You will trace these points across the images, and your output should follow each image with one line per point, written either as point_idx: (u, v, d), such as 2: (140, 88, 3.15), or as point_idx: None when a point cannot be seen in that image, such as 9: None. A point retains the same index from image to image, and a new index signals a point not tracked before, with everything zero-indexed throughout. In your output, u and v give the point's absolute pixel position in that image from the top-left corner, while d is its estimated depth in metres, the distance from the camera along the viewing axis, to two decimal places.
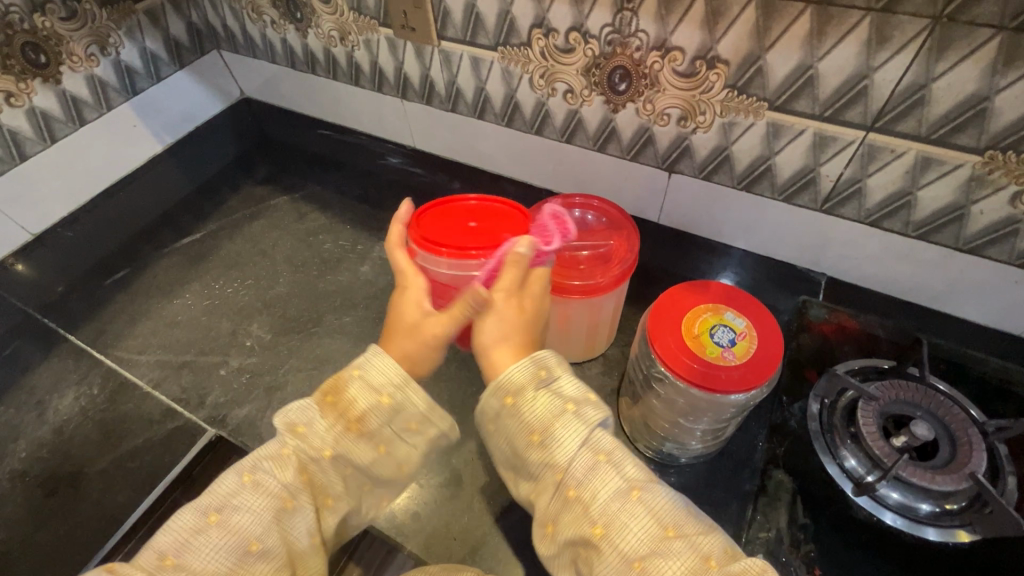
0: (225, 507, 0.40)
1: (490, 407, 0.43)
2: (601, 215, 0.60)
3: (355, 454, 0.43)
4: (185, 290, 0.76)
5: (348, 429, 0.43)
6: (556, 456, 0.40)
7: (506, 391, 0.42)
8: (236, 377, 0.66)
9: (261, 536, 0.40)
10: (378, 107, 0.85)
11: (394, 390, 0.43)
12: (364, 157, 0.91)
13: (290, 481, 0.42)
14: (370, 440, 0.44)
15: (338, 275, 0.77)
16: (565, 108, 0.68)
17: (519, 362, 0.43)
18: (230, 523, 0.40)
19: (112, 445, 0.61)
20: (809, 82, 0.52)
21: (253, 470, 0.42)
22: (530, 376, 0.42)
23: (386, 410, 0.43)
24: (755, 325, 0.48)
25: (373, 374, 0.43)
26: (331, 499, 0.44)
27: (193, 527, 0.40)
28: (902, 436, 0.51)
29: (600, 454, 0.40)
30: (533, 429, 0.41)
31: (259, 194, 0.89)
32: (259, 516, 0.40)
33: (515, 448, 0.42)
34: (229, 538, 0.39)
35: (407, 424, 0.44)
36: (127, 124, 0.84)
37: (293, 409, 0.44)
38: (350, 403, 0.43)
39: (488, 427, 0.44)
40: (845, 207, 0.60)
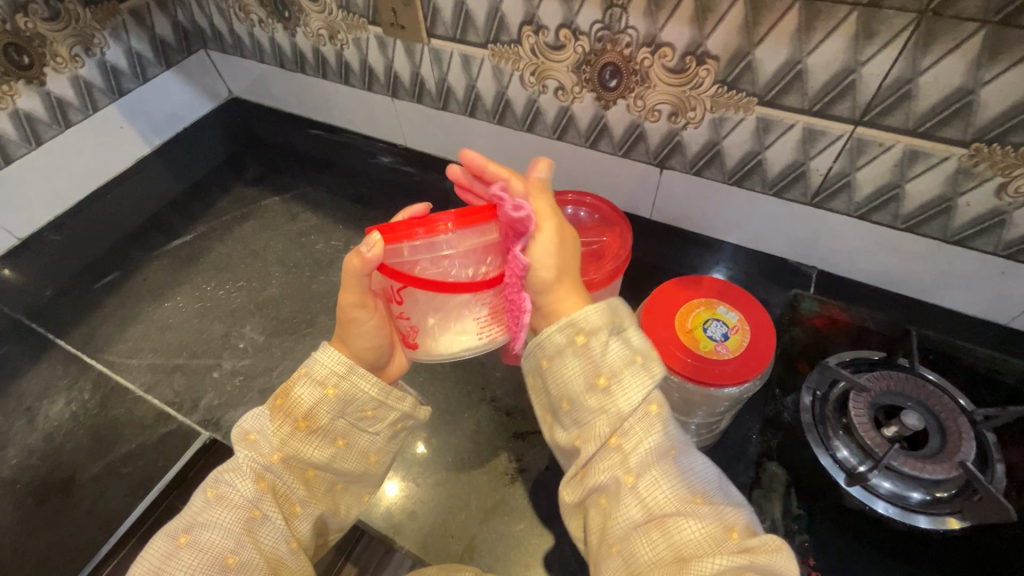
0: (194, 526, 0.42)
1: (553, 343, 0.42)
2: (594, 211, 0.59)
3: (311, 453, 0.45)
4: (176, 293, 0.75)
5: (299, 426, 0.44)
6: (615, 403, 0.40)
7: (578, 329, 0.41)
8: (229, 379, 0.65)
9: (235, 551, 0.41)
10: (368, 106, 0.84)
11: (340, 380, 0.45)
12: (356, 156, 0.91)
13: (251, 492, 0.42)
14: (323, 436, 0.45)
15: (331, 275, 0.75)
16: (556, 106, 0.68)
17: (591, 307, 0.41)
18: (200, 541, 0.41)
19: (104, 450, 0.61)
20: (797, 77, 0.52)
21: (216, 483, 0.43)
22: (605, 321, 0.41)
23: (333, 402, 0.45)
24: (749, 334, 0.45)
25: (316, 369, 0.45)
26: (296, 505, 0.45)
27: (164, 551, 0.41)
28: (893, 426, 0.51)
29: (652, 407, 0.40)
30: (601, 372, 0.40)
31: (250, 195, 0.89)
32: (231, 531, 0.41)
33: (572, 388, 0.41)
34: (203, 556, 0.40)
35: (362, 412, 0.46)
36: (114, 125, 0.83)
37: (246, 418, 0.45)
38: (298, 402, 0.45)
39: (543, 364, 0.43)
40: (835, 200, 0.60)
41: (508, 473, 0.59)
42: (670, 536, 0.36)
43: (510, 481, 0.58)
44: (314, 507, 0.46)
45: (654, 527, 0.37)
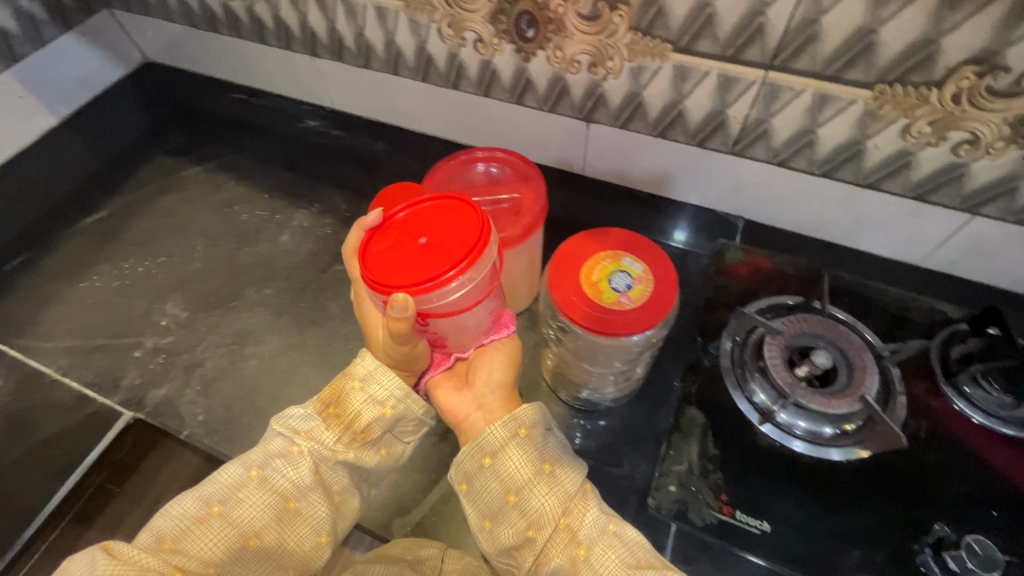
0: (229, 499, 0.44)
1: (497, 438, 0.45)
2: (506, 166, 0.57)
3: (362, 459, 0.47)
4: (93, 271, 0.70)
5: (356, 439, 0.47)
6: (560, 486, 0.44)
7: (520, 423, 0.46)
8: (152, 357, 0.62)
9: (258, 535, 0.44)
10: (289, 65, 0.80)
11: (398, 402, 0.46)
12: (283, 120, 0.86)
13: (298, 482, 0.45)
14: (373, 446, 0.48)
15: (257, 246, 0.71)
16: (477, 60, 0.66)
17: (529, 405, 0.47)
18: (232, 514, 0.43)
19: (22, 436, 0.58)
20: (708, 20, 0.51)
21: (263, 467, 0.45)
22: (541, 415, 0.47)
23: (389, 419, 0.47)
24: (653, 284, 0.43)
25: (375, 389, 0.46)
26: (337, 495, 0.47)
27: (197, 516, 0.43)
28: (804, 365, 0.54)
29: (586, 484, 0.46)
30: (545, 459, 0.45)
31: (170, 165, 0.84)
32: (265, 511, 0.44)
33: (519, 477, 0.44)
34: (230, 530, 0.43)
35: (406, 428, 0.48)
36: (11, 95, 0.77)
37: (295, 414, 0.47)
38: (355, 416, 0.46)
39: (484, 463, 0.45)
40: (754, 148, 0.61)
41: (439, 432, 0.60)
42: None
43: (440, 440, 0.60)
44: (343, 506, 0.48)
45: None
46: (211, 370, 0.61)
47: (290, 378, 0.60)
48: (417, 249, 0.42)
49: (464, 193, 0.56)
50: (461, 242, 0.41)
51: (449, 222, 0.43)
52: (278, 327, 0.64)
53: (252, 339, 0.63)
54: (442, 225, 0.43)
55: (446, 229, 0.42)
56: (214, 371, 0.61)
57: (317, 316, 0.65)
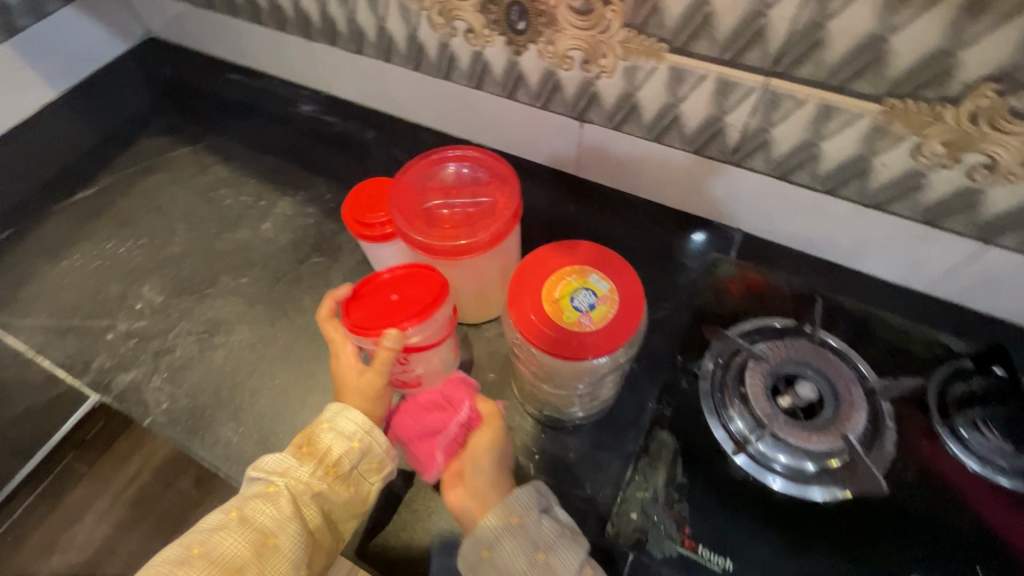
0: (209, 540, 0.43)
1: (490, 528, 0.46)
2: (479, 167, 0.54)
3: (333, 493, 0.47)
4: (75, 250, 0.70)
5: (327, 472, 0.47)
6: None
7: (512, 512, 0.46)
8: (123, 341, 0.62)
9: (240, 572, 0.42)
10: (283, 47, 0.79)
11: (364, 435, 0.48)
12: (276, 103, 0.85)
13: (276, 515, 0.44)
14: (344, 480, 0.48)
15: (237, 233, 0.70)
16: (468, 51, 0.63)
17: (519, 490, 0.47)
18: (212, 553, 0.42)
19: None
20: (705, 20, 0.47)
21: (240, 507, 0.45)
22: (534, 500, 0.47)
23: (357, 452, 0.48)
24: (617, 305, 0.41)
25: (344, 425, 0.48)
26: (315, 531, 0.46)
27: (177, 560, 0.42)
28: (788, 396, 0.51)
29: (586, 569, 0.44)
30: (539, 547, 0.45)
31: (161, 144, 0.83)
32: (246, 548, 0.43)
33: (515, 567, 0.44)
34: (213, 569, 0.42)
35: (370, 466, 0.49)
36: (11, 68, 0.76)
37: (269, 459, 0.48)
38: (326, 450, 0.47)
39: (482, 556, 0.45)
40: (753, 158, 0.57)
41: None
42: None
43: None
44: (325, 541, 0.47)
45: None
46: (180, 358, 0.61)
47: (256, 370, 0.59)
48: (391, 304, 0.50)
49: (436, 195, 0.54)
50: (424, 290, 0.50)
51: (410, 279, 0.51)
52: (250, 317, 0.63)
53: (223, 329, 0.62)
54: (409, 282, 0.51)
55: (411, 285, 0.51)
56: (183, 359, 0.61)
57: (290, 308, 0.64)
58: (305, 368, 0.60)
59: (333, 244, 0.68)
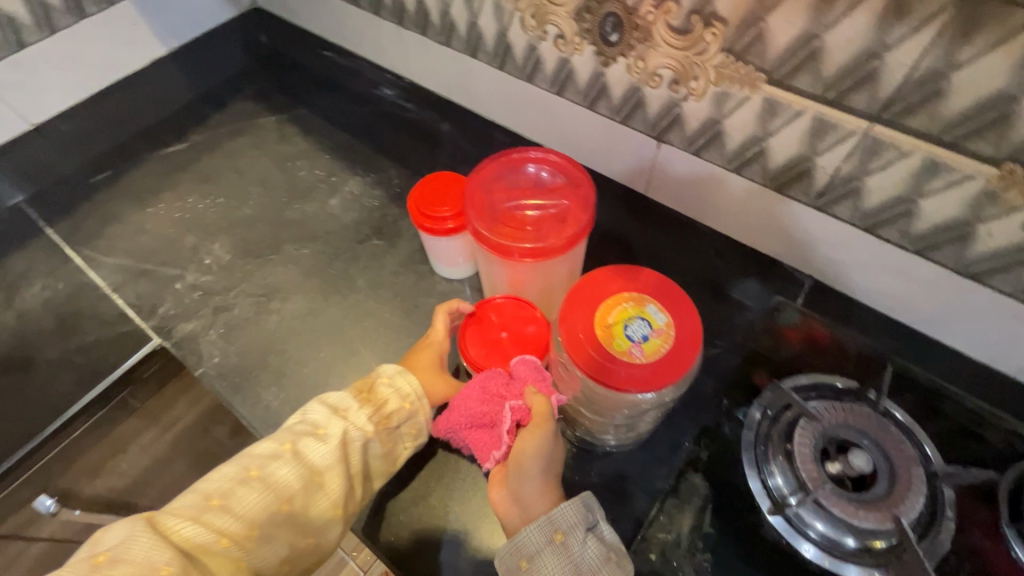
0: (266, 466, 0.46)
1: (533, 540, 0.46)
2: (556, 170, 0.53)
3: (378, 443, 0.50)
4: (159, 199, 0.75)
5: (380, 422, 0.50)
6: None
7: (557, 526, 0.46)
8: (189, 292, 0.65)
9: (290, 500, 0.46)
10: (375, 31, 0.81)
11: (415, 399, 0.51)
12: (359, 83, 0.87)
13: (328, 453, 0.47)
14: (389, 434, 0.50)
15: (306, 205, 0.73)
16: (556, 56, 0.62)
17: (566, 505, 0.47)
18: (269, 479, 0.46)
19: (67, 337, 0.63)
20: (812, 55, 0.45)
21: (297, 443, 0.48)
22: (581, 518, 0.47)
23: (405, 414, 0.51)
24: (673, 340, 0.39)
25: (401, 384, 0.51)
26: (354, 478, 0.48)
27: (237, 479, 0.45)
28: (838, 463, 0.47)
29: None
30: (580, 568, 0.45)
31: (250, 110, 0.87)
32: (296, 480, 0.46)
33: None
34: (268, 493, 0.45)
35: (410, 430, 0.51)
36: (129, 23, 0.82)
37: (333, 396, 0.51)
38: (383, 401, 0.50)
39: (520, 566, 0.46)
40: (839, 206, 0.53)
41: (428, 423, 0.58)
42: None
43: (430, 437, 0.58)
44: (360, 487, 0.49)
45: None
46: (236, 316, 0.63)
47: (303, 340, 0.61)
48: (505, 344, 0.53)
49: (510, 195, 0.53)
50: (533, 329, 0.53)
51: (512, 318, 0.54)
52: (306, 288, 0.65)
53: (279, 296, 0.65)
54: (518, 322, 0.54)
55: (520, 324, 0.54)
56: (239, 318, 0.63)
57: (343, 286, 0.65)
58: (349, 346, 0.61)
59: (393, 229, 0.70)
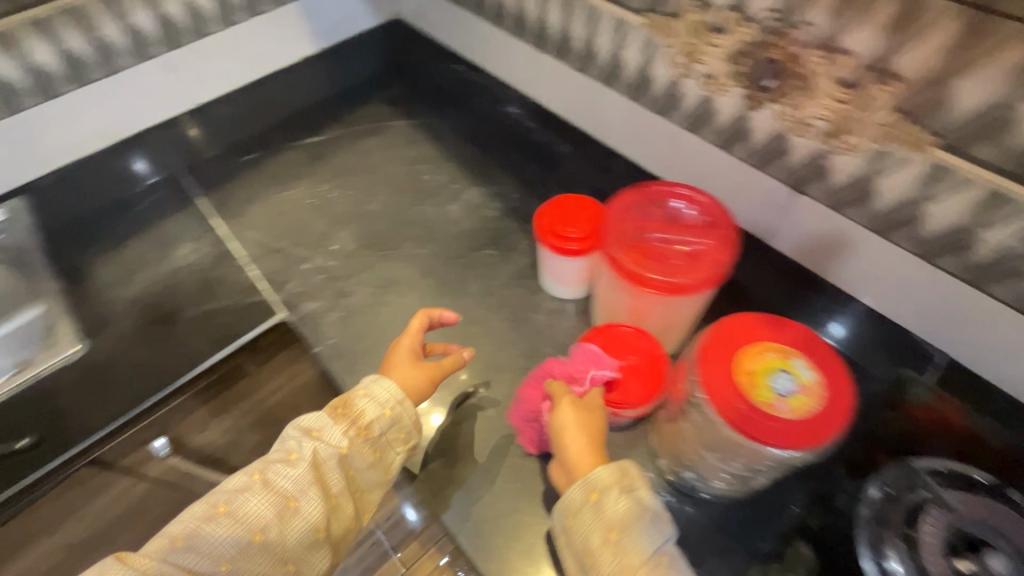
0: (233, 500, 0.47)
1: (571, 501, 0.45)
2: (700, 209, 0.53)
3: (360, 456, 0.50)
4: (297, 185, 0.81)
5: (358, 434, 0.50)
6: (630, 558, 0.42)
7: (592, 486, 0.44)
8: (314, 274, 0.70)
9: (262, 530, 0.46)
10: (512, 51, 0.84)
11: (395, 405, 0.52)
12: (485, 100, 0.91)
13: (301, 477, 0.48)
14: (372, 444, 0.51)
15: (427, 208, 0.76)
16: (698, 94, 0.62)
17: (602, 466, 0.45)
18: (237, 513, 0.47)
19: (205, 299, 0.69)
20: (1000, 125, 0.43)
21: (265, 472, 0.49)
22: (617, 479, 0.44)
23: (387, 421, 0.51)
24: (820, 401, 0.38)
25: (377, 392, 0.52)
26: (335, 497, 0.49)
27: (204, 515, 0.47)
28: (970, 561, 0.44)
29: (662, 559, 0.42)
30: (613, 526, 0.43)
31: (383, 112, 0.92)
32: (267, 510, 0.47)
33: (591, 541, 0.43)
34: (237, 526, 0.46)
35: (398, 435, 0.52)
36: (293, 23, 0.91)
37: (308, 417, 0.51)
38: (359, 413, 0.51)
39: (564, 522, 0.45)
40: (998, 284, 0.50)
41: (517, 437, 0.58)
42: None
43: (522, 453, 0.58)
44: (348, 503, 0.50)
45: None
46: (355, 303, 0.67)
47: None
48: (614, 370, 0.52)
49: (649, 228, 0.53)
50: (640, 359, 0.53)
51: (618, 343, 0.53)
52: (420, 286, 0.68)
53: (395, 290, 0.68)
54: (625, 348, 0.53)
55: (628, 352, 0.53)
56: (357, 305, 0.67)
57: (455, 290, 0.68)
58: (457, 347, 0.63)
59: (507, 242, 0.72)
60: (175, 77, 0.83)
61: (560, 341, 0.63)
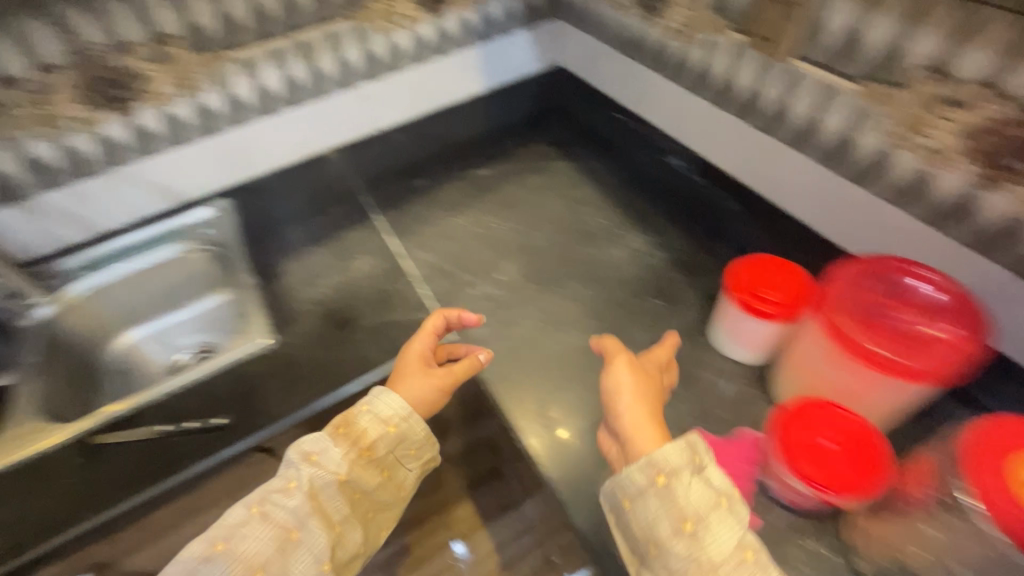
0: (231, 537, 0.48)
1: (635, 483, 0.46)
2: (940, 295, 0.50)
3: (365, 478, 0.54)
4: (463, 213, 0.85)
5: (362, 455, 0.53)
6: (704, 548, 0.43)
7: (659, 470, 0.46)
8: (480, 300, 0.73)
9: (263, 565, 0.48)
10: (686, 106, 0.86)
11: (399, 421, 0.55)
12: (647, 152, 0.95)
13: (300, 507, 0.50)
14: (376, 464, 0.54)
15: (591, 249, 0.77)
16: (915, 168, 0.59)
17: (668, 450, 0.46)
18: (236, 550, 0.48)
19: (380, 311, 0.72)
20: None
21: (262, 505, 0.50)
22: (688, 460, 0.46)
23: (392, 437, 0.54)
24: None
25: (382, 408, 0.55)
26: (338, 524, 0.52)
27: (200, 556, 0.47)
28: None
29: (747, 551, 0.43)
30: (687, 517, 0.44)
31: (543, 151, 0.96)
32: (268, 545, 0.48)
33: (659, 531, 0.44)
34: (236, 564, 0.47)
35: (408, 450, 0.56)
36: (472, 65, 1.03)
37: (306, 441, 0.52)
38: (362, 433, 0.53)
39: (624, 505, 0.47)
40: None
41: None
42: None
43: None
44: (356, 519, 0.54)
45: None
46: (518, 334, 0.68)
47: (579, 377, 0.64)
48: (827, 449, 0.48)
49: (878, 304, 0.51)
50: (854, 441, 0.48)
51: (825, 417, 0.50)
52: (585, 325, 0.69)
53: (559, 327, 0.69)
54: (838, 426, 0.49)
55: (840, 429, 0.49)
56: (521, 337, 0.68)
57: (620, 335, 0.67)
58: None
59: (675, 293, 0.71)
60: (370, 105, 0.98)
61: (748, 413, 0.60)
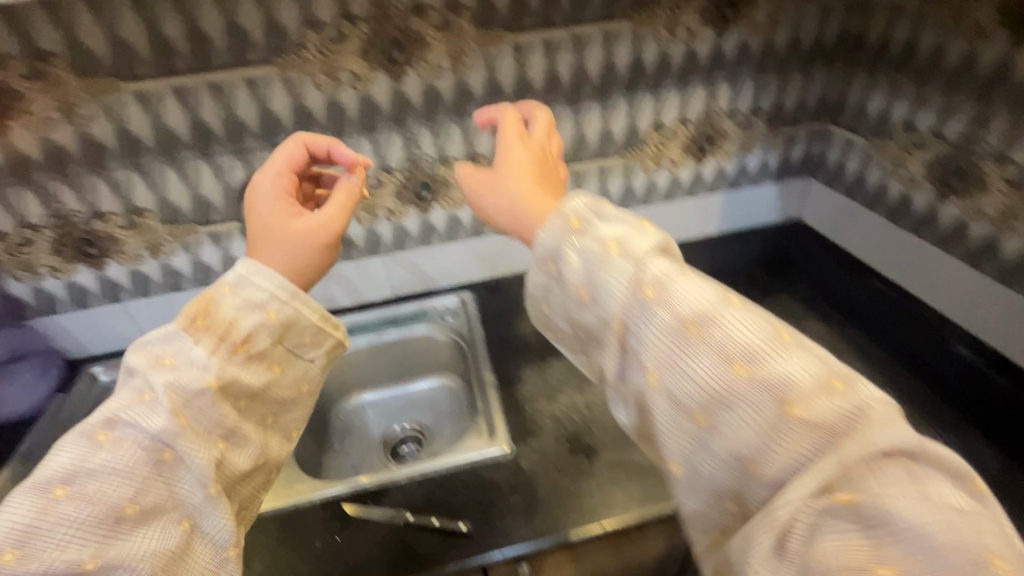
0: (70, 478, 0.38)
1: (540, 276, 0.48)
2: None
3: (248, 377, 0.45)
4: None
5: (237, 350, 0.45)
6: (603, 300, 0.43)
7: (551, 253, 0.46)
8: None
9: (132, 501, 0.39)
10: (981, 291, 0.80)
11: (275, 302, 0.47)
12: (920, 331, 0.86)
13: (165, 428, 0.41)
14: (269, 359, 0.47)
15: None
16: None
17: (549, 222, 0.46)
18: (84, 492, 0.38)
19: (622, 446, 0.70)
20: None
21: (114, 428, 0.41)
22: (573, 224, 0.46)
23: (272, 324, 0.47)
24: None
25: (248, 292, 0.47)
26: (220, 439, 0.43)
27: (36, 506, 0.37)
28: None
29: (791, 405, 0.35)
30: (585, 285, 0.44)
31: (797, 311, 0.95)
32: (123, 478, 0.39)
33: (580, 317, 0.45)
34: (89, 507, 0.38)
35: (302, 338, 0.49)
36: (715, 207, 1.05)
37: (156, 342, 0.45)
38: (228, 323, 0.45)
39: (544, 307, 0.49)
40: None
41: None
42: (708, 422, 0.37)
43: None
44: (249, 428, 0.46)
45: (730, 410, 0.36)
46: None
47: None
48: None
49: None
50: None
51: None
52: None
53: None
54: None
55: None
56: None
57: None
58: None
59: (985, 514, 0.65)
60: None
61: None
